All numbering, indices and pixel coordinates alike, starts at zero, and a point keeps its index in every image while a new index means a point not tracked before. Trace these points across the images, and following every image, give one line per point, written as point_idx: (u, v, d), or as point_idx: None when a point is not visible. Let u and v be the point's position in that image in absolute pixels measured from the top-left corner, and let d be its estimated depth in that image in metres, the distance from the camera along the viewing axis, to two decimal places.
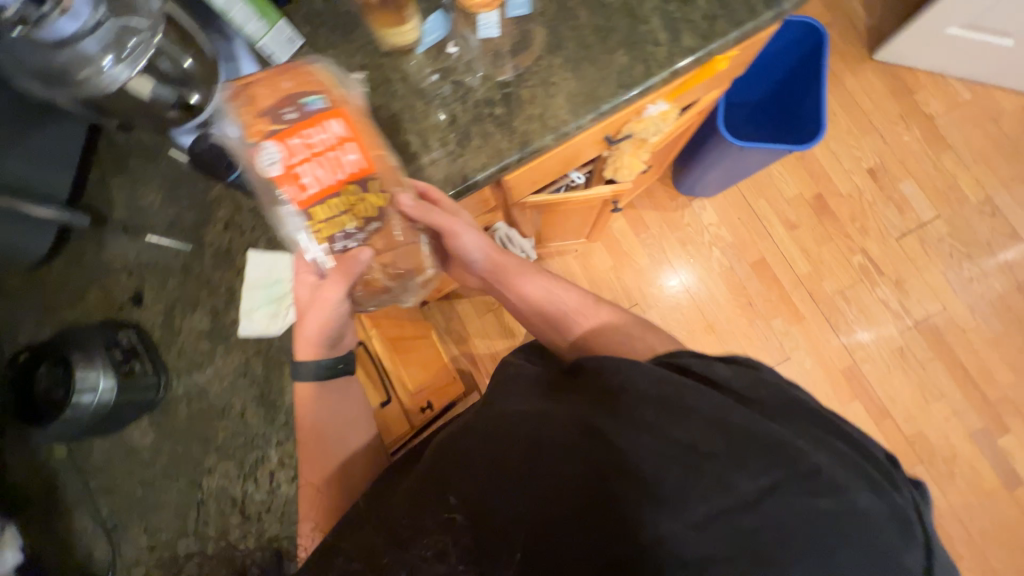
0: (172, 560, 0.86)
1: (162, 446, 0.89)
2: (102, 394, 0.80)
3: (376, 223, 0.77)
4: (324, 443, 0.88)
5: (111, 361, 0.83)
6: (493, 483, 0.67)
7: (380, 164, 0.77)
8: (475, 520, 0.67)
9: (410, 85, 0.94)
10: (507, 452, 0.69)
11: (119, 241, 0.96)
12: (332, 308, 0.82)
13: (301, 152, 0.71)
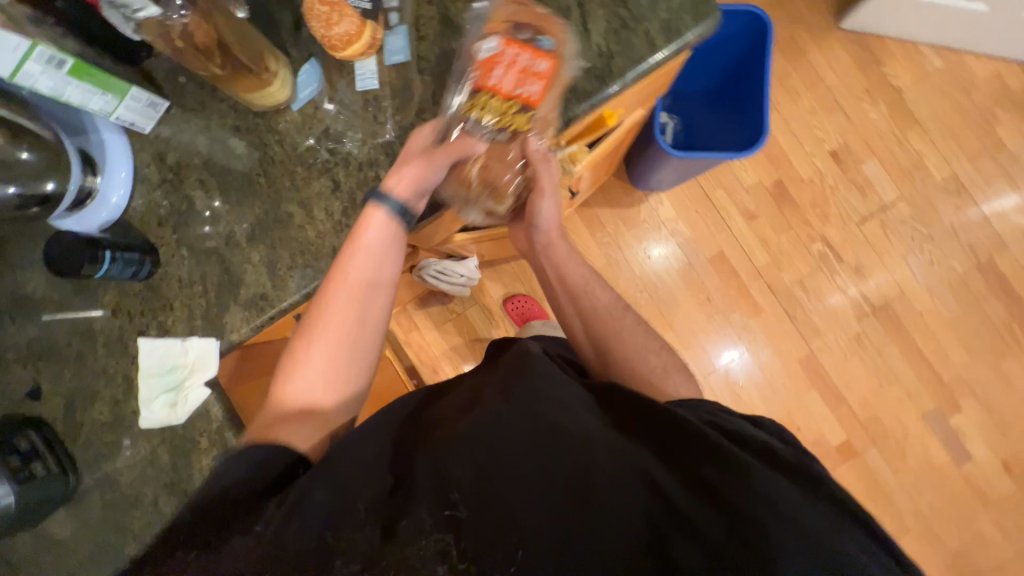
0: None
1: (80, 537, 0.90)
2: (1, 502, 0.79)
3: (506, 135, 0.79)
4: (351, 333, 0.82)
5: (5, 466, 0.82)
6: (514, 479, 0.63)
7: (544, 108, 0.80)
8: (480, 518, 0.60)
9: (288, 148, 0.87)
10: (524, 444, 0.66)
11: (3, 334, 0.92)
12: (427, 167, 0.81)
13: (505, 57, 0.76)
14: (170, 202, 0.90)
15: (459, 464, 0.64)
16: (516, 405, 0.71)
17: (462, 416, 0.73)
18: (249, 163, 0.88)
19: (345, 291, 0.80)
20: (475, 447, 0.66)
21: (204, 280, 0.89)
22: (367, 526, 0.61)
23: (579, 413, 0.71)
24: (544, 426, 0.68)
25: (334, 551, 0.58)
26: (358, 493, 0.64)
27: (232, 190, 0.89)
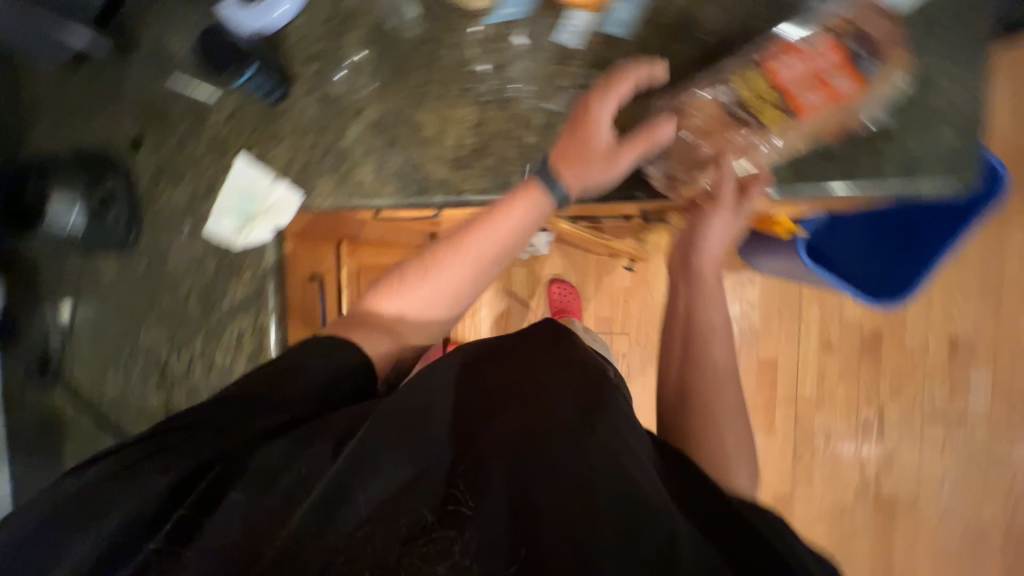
0: (104, 375, 1.02)
1: (119, 285, 0.99)
2: (76, 222, 0.93)
3: (746, 117, 0.71)
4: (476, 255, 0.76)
5: (85, 197, 0.93)
6: (538, 515, 0.52)
7: (811, 120, 0.67)
8: (497, 515, 0.53)
9: (458, 57, 0.81)
10: (550, 474, 0.55)
11: (129, 76, 0.94)
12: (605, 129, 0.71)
13: (813, 54, 0.67)
14: (326, 43, 0.86)
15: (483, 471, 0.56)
16: (559, 426, 0.60)
17: (497, 411, 0.63)
18: (414, 50, 0.83)
19: (493, 224, 0.74)
20: (502, 463, 0.56)
21: (317, 136, 0.87)
22: (375, 511, 0.54)
23: (626, 453, 0.56)
24: (578, 459, 0.56)
25: (348, 523, 0.53)
26: (378, 467, 0.56)
27: (385, 67, 0.84)
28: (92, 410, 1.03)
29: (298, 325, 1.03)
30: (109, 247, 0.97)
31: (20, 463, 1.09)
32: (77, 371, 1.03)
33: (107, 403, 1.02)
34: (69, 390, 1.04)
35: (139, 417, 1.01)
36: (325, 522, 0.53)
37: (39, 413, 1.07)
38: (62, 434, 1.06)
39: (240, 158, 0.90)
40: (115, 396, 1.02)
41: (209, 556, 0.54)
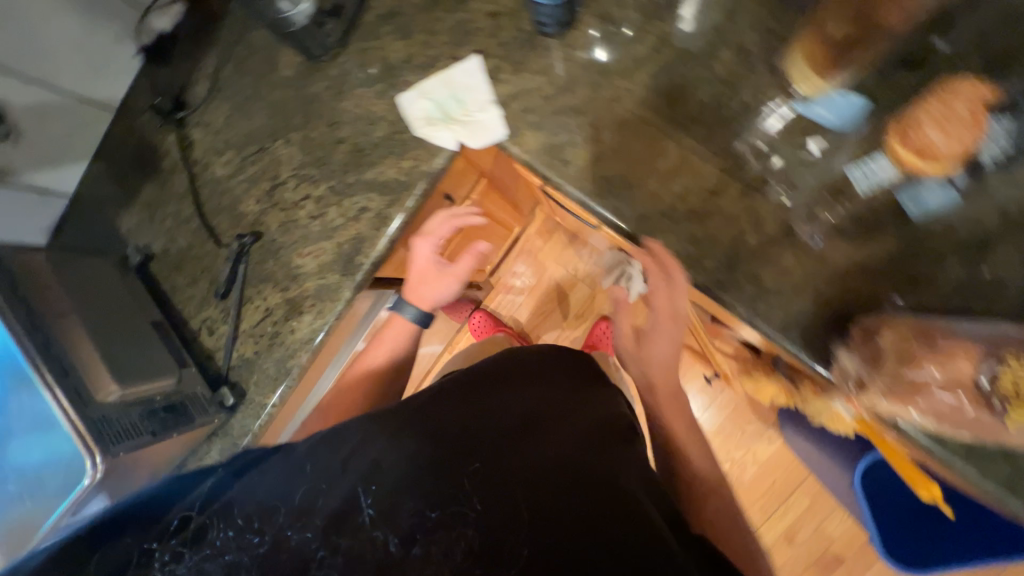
0: (219, 151, 1.00)
1: (288, 88, 0.95)
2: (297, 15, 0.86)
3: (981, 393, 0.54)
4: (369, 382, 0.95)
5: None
6: (516, 518, 0.61)
7: None
8: (489, 513, 0.62)
9: (742, 119, 0.74)
10: (509, 482, 0.65)
11: None
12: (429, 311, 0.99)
13: None
14: (628, 14, 0.78)
15: (463, 477, 0.65)
16: (517, 444, 0.71)
17: (475, 426, 0.72)
18: (706, 81, 0.75)
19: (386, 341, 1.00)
20: (476, 472, 0.66)
21: (556, 91, 0.81)
22: (384, 490, 0.64)
23: (564, 476, 0.67)
24: (537, 475, 0.66)
25: (354, 515, 0.62)
26: (387, 468, 0.66)
27: (667, 77, 0.77)
28: (190, 173, 1.01)
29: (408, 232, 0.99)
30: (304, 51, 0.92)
31: (100, 168, 1.09)
32: (198, 130, 1.01)
33: (206, 176, 1.01)
34: (182, 141, 1.02)
35: (224, 209, 0.99)
36: (336, 530, 0.61)
37: (143, 140, 1.06)
38: (152, 171, 1.05)
39: (474, 59, 0.84)
40: (216, 175, 1.00)
41: (260, 541, 0.60)
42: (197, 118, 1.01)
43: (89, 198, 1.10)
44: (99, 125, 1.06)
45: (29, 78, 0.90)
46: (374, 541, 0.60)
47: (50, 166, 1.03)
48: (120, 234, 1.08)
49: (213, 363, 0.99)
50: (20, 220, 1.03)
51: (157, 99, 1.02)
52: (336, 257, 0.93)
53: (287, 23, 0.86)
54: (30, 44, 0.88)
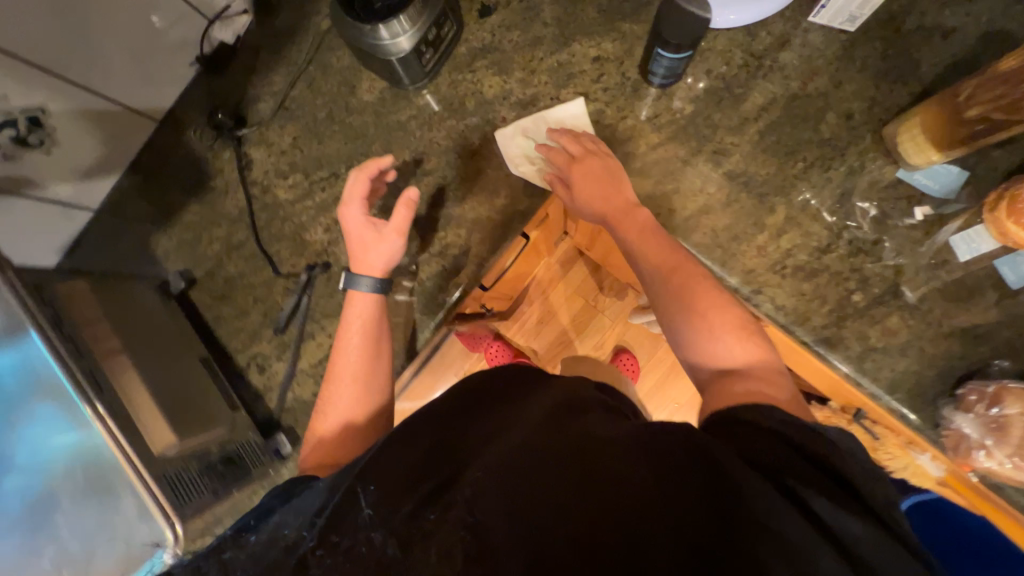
0: (283, 174, 0.92)
1: (366, 114, 0.90)
2: (398, 44, 0.78)
3: None
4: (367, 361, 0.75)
5: (430, 21, 0.79)
6: (562, 487, 0.44)
7: None
8: (501, 493, 0.44)
9: (848, 181, 0.76)
10: (559, 465, 0.45)
11: None
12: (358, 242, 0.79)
13: None
14: (736, 72, 0.80)
15: (476, 462, 0.47)
16: (562, 418, 0.49)
17: (506, 405, 0.54)
18: (814, 144, 0.77)
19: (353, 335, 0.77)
20: (500, 445, 0.47)
21: (662, 141, 0.81)
22: (389, 501, 0.47)
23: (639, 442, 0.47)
24: (594, 446, 0.46)
25: (354, 505, 0.47)
26: (405, 475, 0.49)
27: (774, 138, 0.79)
28: (246, 196, 0.93)
29: None
30: (392, 78, 0.86)
31: (134, 183, 0.98)
32: (260, 150, 0.93)
33: (266, 200, 0.93)
34: (239, 160, 0.94)
35: (286, 236, 0.91)
36: (334, 530, 0.46)
37: (190, 156, 0.97)
38: (200, 191, 0.96)
39: (578, 103, 0.83)
40: (278, 200, 0.92)
41: (251, 544, 0.52)
42: (257, 137, 0.94)
43: (117, 214, 0.99)
44: (140, 136, 0.96)
45: (76, 82, 0.80)
46: (368, 544, 0.44)
47: (81, 179, 0.92)
48: (156, 256, 0.98)
49: (264, 405, 0.90)
50: (38, 237, 0.91)
51: (217, 114, 0.93)
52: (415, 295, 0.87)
53: (379, 51, 0.79)
54: (85, 46, 0.79)
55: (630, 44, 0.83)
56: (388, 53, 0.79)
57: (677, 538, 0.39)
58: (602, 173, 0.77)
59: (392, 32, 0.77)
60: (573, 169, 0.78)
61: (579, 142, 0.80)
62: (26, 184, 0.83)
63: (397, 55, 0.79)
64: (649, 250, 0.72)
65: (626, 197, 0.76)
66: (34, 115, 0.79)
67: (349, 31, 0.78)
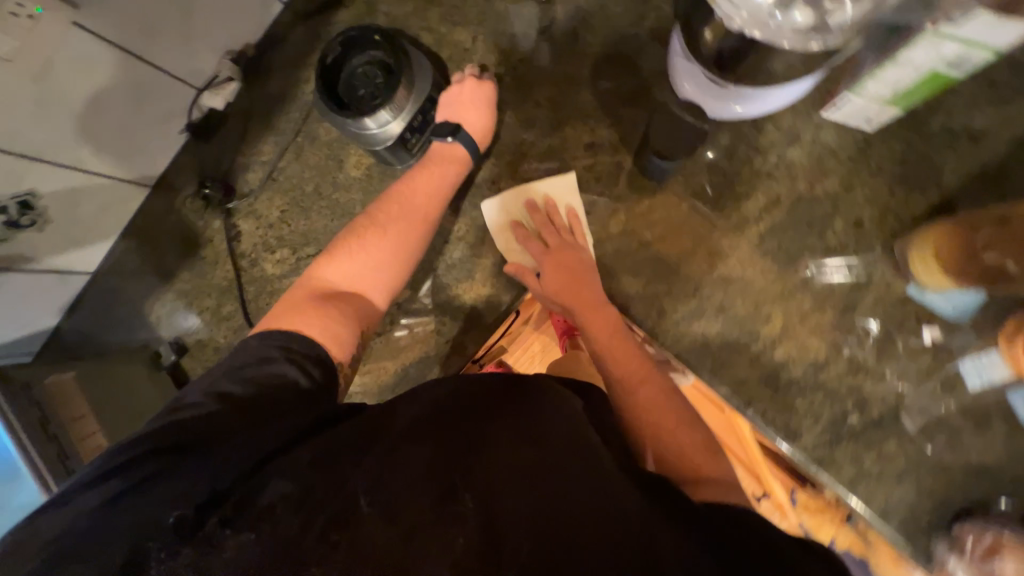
0: (272, 247, 0.92)
1: (354, 190, 0.88)
2: (381, 133, 0.77)
3: None
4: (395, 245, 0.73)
5: (416, 108, 0.78)
6: (549, 470, 0.47)
7: None
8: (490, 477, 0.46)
9: (853, 294, 0.71)
10: (560, 485, 0.45)
11: (526, 27, 0.83)
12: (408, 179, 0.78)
13: None
14: (738, 169, 0.75)
15: (475, 464, 0.47)
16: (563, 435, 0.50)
17: (485, 400, 0.55)
18: (818, 251, 0.73)
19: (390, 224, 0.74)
20: (500, 461, 0.48)
21: (657, 237, 0.77)
22: (388, 499, 0.44)
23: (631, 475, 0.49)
24: (591, 466, 0.47)
25: (353, 500, 0.44)
26: (416, 475, 0.46)
27: (776, 241, 0.74)
28: (234, 267, 0.93)
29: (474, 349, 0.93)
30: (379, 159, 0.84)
31: (128, 248, 0.99)
32: (249, 221, 0.93)
33: (255, 272, 0.92)
34: (229, 230, 0.93)
35: None
36: (334, 526, 0.42)
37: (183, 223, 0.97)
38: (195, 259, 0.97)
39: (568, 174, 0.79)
40: (268, 273, 0.92)
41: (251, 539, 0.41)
42: (247, 207, 0.93)
43: (113, 278, 1.00)
44: (135, 202, 0.96)
45: (64, 163, 0.79)
46: (369, 536, 0.42)
47: (76, 247, 0.92)
48: (151, 321, 0.99)
49: None
50: (36, 306, 0.92)
51: (206, 186, 0.91)
52: (398, 380, 0.86)
53: (366, 141, 0.77)
54: (73, 128, 0.76)
55: (626, 131, 0.79)
56: (375, 144, 0.78)
57: (666, 557, 0.40)
58: (570, 272, 0.74)
59: (379, 124, 0.76)
60: (548, 259, 0.76)
61: (552, 231, 0.78)
62: (20, 261, 0.83)
63: (386, 145, 0.78)
64: (620, 351, 0.70)
65: (594, 293, 0.74)
66: (24, 199, 0.77)
67: (332, 120, 0.75)
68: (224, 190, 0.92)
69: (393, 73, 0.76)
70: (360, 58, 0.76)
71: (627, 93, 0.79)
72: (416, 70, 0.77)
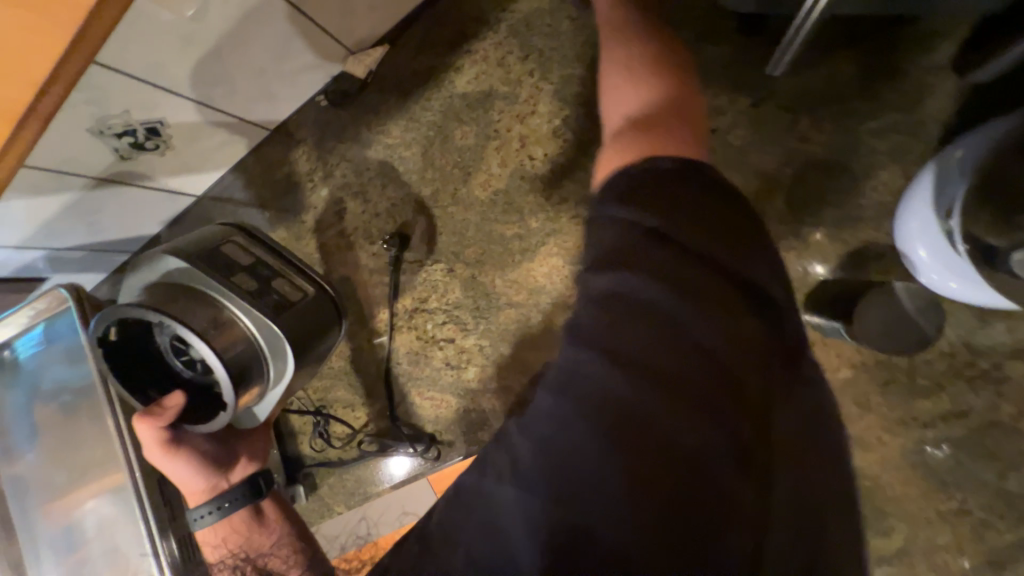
0: (374, 236, 0.87)
1: (471, 210, 0.81)
2: (256, 332, 0.58)
3: None
4: (253, 547, 0.58)
5: (219, 311, 0.57)
6: (539, 465, 0.38)
7: None
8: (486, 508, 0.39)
9: (1008, 553, 0.60)
10: (583, 465, 0.38)
11: (740, 92, 0.66)
12: (225, 536, 0.61)
13: None
14: (936, 360, 0.61)
15: (478, 515, 0.39)
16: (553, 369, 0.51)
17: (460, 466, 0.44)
18: (984, 489, 0.60)
19: (223, 530, 0.61)
20: (498, 480, 0.39)
21: None
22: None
23: (679, 399, 0.38)
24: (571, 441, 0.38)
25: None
26: (477, 491, 0.40)
27: (938, 457, 0.62)
28: (331, 242, 0.90)
29: (489, 410, 0.82)
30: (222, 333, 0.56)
31: (233, 183, 0.95)
32: (354, 199, 0.88)
33: (347, 254, 0.89)
34: (329, 200, 0.90)
35: (358, 304, 0.88)
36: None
37: (291, 179, 0.92)
38: (293, 220, 0.94)
39: None
40: (362, 261, 0.88)
41: None
42: (356, 186, 0.88)
43: (213, 207, 0.98)
44: (250, 142, 0.90)
45: (196, 102, 0.73)
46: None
47: (187, 174, 0.88)
48: None
49: (296, 445, 0.92)
50: (142, 216, 0.91)
51: (385, 243, 0.83)
52: (458, 417, 0.84)
53: (273, 354, 0.59)
54: (212, 71, 0.69)
55: (807, 261, 0.66)
56: (292, 369, 0.62)
57: (693, 459, 0.38)
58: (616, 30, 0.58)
59: (218, 369, 0.55)
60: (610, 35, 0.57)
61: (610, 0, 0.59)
62: (136, 178, 0.81)
63: (284, 351, 0.60)
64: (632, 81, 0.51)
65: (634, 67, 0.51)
66: (153, 126, 0.73)
67: (228, 398, 0.56)
68: (400, 248, 0.83)
69: (189, 347, 0.58)
70: (163, 350, 0.60)
71: (827, 217, 0.64)
72: (216, 259, 0.61)
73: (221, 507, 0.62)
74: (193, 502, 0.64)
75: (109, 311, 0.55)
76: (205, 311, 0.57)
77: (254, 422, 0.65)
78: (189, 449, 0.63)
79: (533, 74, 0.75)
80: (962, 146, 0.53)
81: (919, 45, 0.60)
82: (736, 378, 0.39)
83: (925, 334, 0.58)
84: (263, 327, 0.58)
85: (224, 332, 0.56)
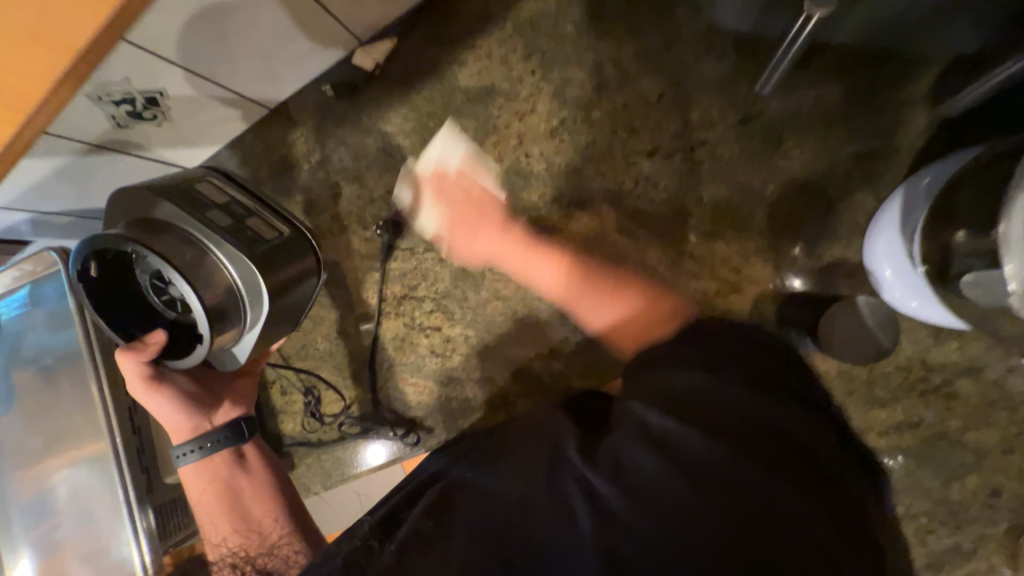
0: (369, 221, 0.88)
1: None
2: (233, 271, 0.59)
3: None
4: (242, 492, 0.63)
5: (194, 245, 0.58)
6: (596, 501, 0.37)
7: None
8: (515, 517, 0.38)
9: (947, 557, 0.64)
10: (640, 515, 0.36)
11: (732, 107, 0.69)
12: (208, 473, 0.64)
13: None
14: (893, 374, 0.64)
15: (500, 517, 0.39)
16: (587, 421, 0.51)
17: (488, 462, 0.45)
18: (929, 497, 0.64)
19: (208, 472, 0.64)
20: (544, 492, 0.39)
21: None
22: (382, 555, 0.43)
23: (751, 465, 0.37)
24: (635, 483, 0.37)
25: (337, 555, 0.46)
26: (502, 499, 0.40)
27: (890, 465, 0.65)
28: (324, 225, 0.91)
29: (470, 399, 0.84)
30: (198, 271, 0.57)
31: (229, 160, 0.95)
32: (350, 183, 0.89)
33: (340, 238, 0.90)
34: (325, 183, 0.91)
35: (348, 288, 0.89)
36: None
37: (287, 159, 0.93)
38: (287, 201, 0.94)
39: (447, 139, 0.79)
40: (354, 246, 0.89)
41: None
42: (353, 171, 0.89)
43: None
44: (248, 119, 0.90)
45: (199, 74, 0.73)
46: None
47: (183, 147, 0.88)
48: None
49: (277, 424, 0.93)
50: (134, 185, 0.91)
51: (378, 229, 0.84)
52: (439, 405, 0.86)
53: (251, 299, 0.60)
54: (216, 46, 0.69)
55: (783, 274, 0.69)
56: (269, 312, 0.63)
57: (762, 536, 0.35)
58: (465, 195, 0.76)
59: (195, 305, 0.56)
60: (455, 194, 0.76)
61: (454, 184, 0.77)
62: (131, 147, 0.81)
63: (261, 296, 0.61)
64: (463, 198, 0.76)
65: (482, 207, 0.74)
66: (152, 96, 0.73)
67: (204, 331, 0.58)
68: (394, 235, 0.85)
69: (169, 283, 0.59)
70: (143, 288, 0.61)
71: (804, 233, 0.68)
72: (190, 198, 0.61)
73: (203, 447, 0.64)
74: (178, 440, 0.65)
75: (88, 241, 0.55)
76: (183, 246, 0.57)
77: (235, 361, 0.65)
78: (167, 384, 0.64)
79: (534, 74, 0.77)
80: (931, 173, 0.57)
81: (898, 76, 0.63)
82: (803, 464, 0.39)
83: (879, 346, 0.63)
84: (241, 268, 0.59)
85: (203, 273, 0.57)
